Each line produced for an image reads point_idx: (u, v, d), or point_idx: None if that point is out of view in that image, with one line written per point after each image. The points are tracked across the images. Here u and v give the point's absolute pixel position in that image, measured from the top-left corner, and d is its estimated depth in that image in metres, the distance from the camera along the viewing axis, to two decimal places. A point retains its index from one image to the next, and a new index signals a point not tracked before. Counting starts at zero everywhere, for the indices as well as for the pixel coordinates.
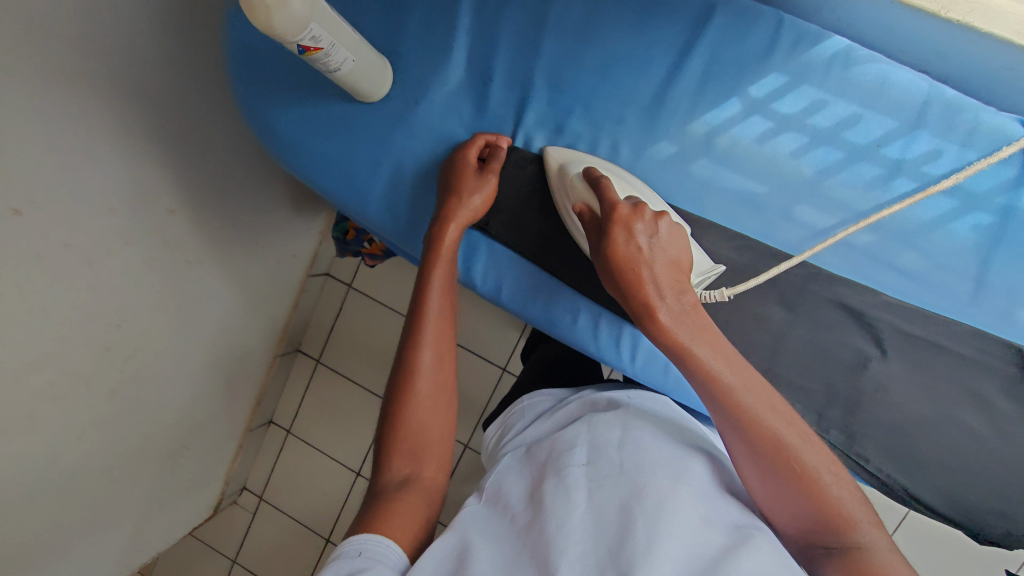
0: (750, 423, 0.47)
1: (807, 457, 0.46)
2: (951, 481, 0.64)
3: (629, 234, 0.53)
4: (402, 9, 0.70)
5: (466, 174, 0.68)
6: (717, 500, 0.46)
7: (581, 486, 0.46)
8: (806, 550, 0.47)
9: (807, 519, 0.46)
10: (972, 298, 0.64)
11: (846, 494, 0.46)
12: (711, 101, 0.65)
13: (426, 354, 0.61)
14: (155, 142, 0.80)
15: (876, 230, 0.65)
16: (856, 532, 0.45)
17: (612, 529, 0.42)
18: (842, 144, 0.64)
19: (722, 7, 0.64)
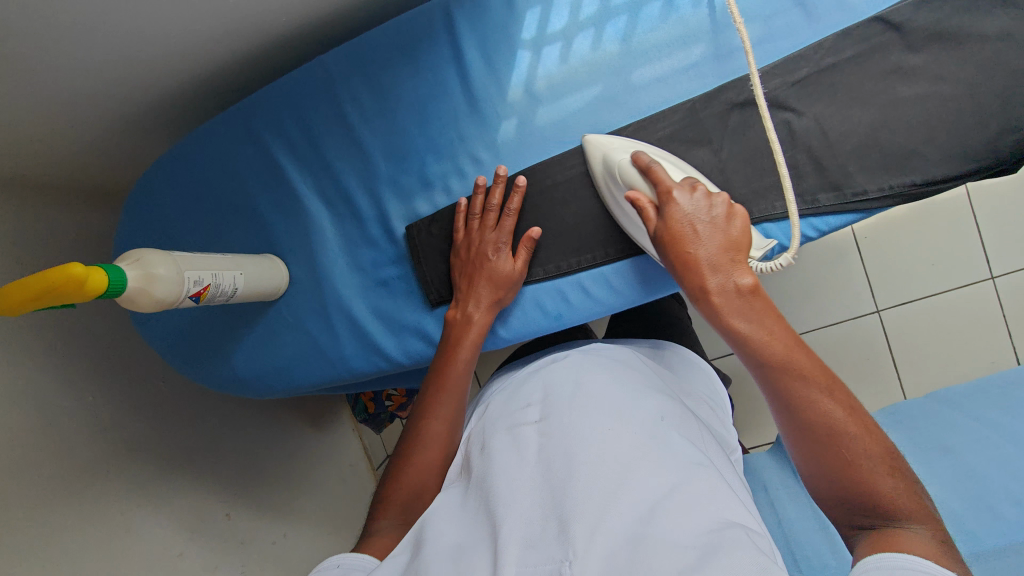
0: (801, 400, 0.50)
1: (864, 441, 0.48)
2: (938, 150, 0.63)
3: (681, 213, 0.58)
4: (252, 210, 0.77)
5: (498, 251, 0.70)
6: (661, 427, 0.52)
7: (529, 438, 0.54)
8: (853, 525, 0.48)
9: (851, 498, 0.47)
10: (812, 17, 0.66)
11: (898, 487, 0.46)
12: (506, 67, 0.70)
13: (438, 425, 0.65)
14: (139, 468, 0.91)
15: (701, 40, 0.67)
16: (900, 518, 0.45)
17: (552, 460, 0.49)
18: (618, 11, 0.68)
19: (454, 5, 0.70)
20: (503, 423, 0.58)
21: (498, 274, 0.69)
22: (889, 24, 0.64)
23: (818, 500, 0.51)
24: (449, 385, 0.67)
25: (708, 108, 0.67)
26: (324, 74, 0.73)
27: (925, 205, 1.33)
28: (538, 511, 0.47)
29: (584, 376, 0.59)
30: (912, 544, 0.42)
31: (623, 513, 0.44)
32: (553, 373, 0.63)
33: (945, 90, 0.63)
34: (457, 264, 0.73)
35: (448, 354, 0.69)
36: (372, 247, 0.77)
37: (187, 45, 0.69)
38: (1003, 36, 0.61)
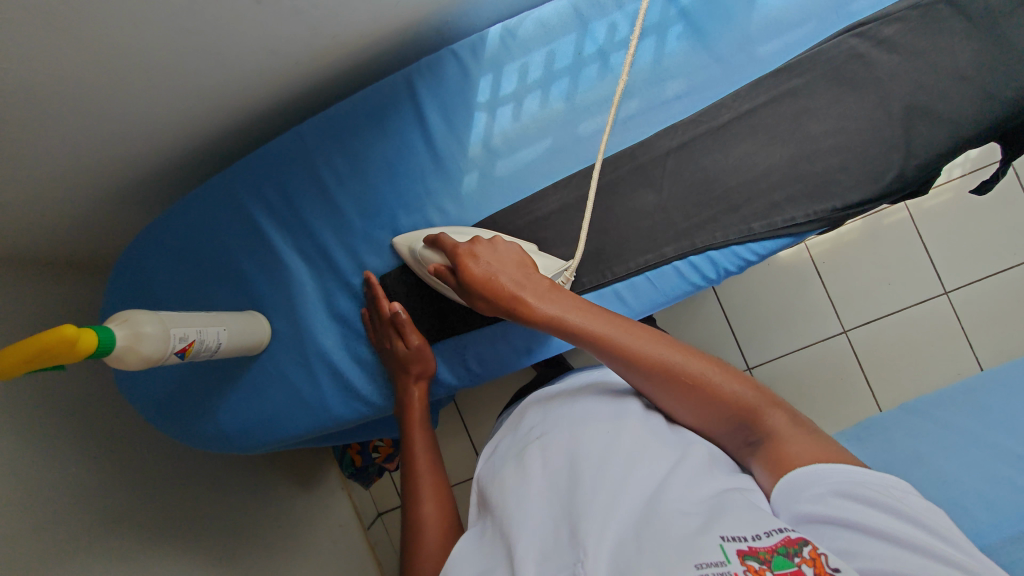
0: (638, 357, 0.59)
1: (696, 367, 0.58)
2: (850, 179, 0.72)
3: (481, 277, 0.64)
4: (234, 269, 0.82)
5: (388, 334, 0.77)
6: (655, 430, 0.59)
7: (536, 454, 0.60)
8: (737, 439, 0.59)
9: (725, 416, 0.58)
10: (726, 70, 0.74)
11: (735, 387, 0.58)
12: (465, 127, 0.78)
13: (429, 507, 0.68)
14: (124, 540, 0.90)
15: (635, 94, 0.75)
16: (762, 416, 0.57)
17: (561, 476, 0.56)
18: (561, 73, 0.76)
19: (415, 75, 0.78)
20: (516, 447, 0.64)
21: (399, 351, 0.77)
22: (794, 74, 0.73)
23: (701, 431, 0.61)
24: (429, 465, 0.72)
25: (646, 154, 0.75)
26: (299, 143, 0.80)
27: (873, 226, 1.42)
28: (553, 517, 0.52)
29: (579, 398, 0.67)
30: (792, 440, 0.54)
31: (634, 504, 0.50)
32: (548, 403, 0.70)
33: (847, 128, 0.72)
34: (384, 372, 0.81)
35: (407, 442, 0.75)
36: (349, 299, 0.82)
37: (171, 122, 0.75)
38: (889, 79, 0.71)
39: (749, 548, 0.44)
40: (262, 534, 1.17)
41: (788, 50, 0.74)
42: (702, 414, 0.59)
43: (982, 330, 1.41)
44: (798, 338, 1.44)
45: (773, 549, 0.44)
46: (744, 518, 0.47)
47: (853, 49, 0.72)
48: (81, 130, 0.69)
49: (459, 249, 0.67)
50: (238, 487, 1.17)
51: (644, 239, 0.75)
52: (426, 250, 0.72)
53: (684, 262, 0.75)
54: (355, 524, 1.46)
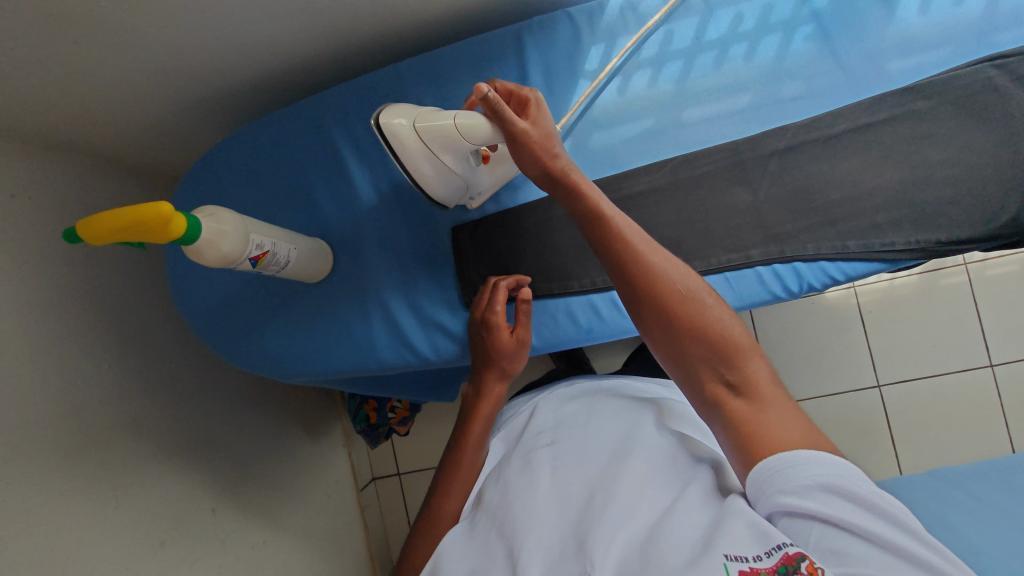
0: (638, 258, 0.58)
1: (696, 288, 0.58)
2: (960, 212, 0.68)
3: (543, 130, 0.61)
4: (307, 195, 0.81)
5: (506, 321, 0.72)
6: (666, 451, 0.61)
7: (543, 458, 0.62)
8: (714, 380, 0.56)
9: (709, 353, 0.56)
10: (849, 79, 0.70)
11: (727, 324, 0.56)
12: (566, 92, 0.76)
13: (452, 502, 0.67)
14: (144, 444, 0.90)
15: (748, 89, 0.73)
16: (747, 361, 0.55)
17: (568, 484, 0.58)
18: (675, 55, 0.74)
19: (525, 32, 0.76)
20: (524, 447, 0.66)
21: (500, 347, 0.73)
22: (922, 94, 0.69)
23: (676, 366, 0.58)
24: (465, 461, 0.70)
25: (749, 151, 0.73)
26: (393, 81, 0.79)
27: (930, 284, 1.37)
28: (555, 521, 0.54)
29: (594, 413, 0.69)
30: (771, 403, 0.54)
31: (635, 520, 0.51)
32: (559, 410, 0.73)
33: (966, 158, 0.68)
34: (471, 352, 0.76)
35: (462, 426, 0.75)
36: (414, 247, 0.79)
37: (278, 37, 0.74)
38: (1017, 118, 0.68)
39: (750, 569, 0.44)
40: (267, 472, 1.17)
41: (919, 71, 0.69)
42: (688, 340, 0.57)
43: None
44: (832, 382, 1.40)
45: (774, 570, 0.43)
46: (748, 534, 0.46)
47: (990, 80, 0.67)
48: (192, 26, 0.68)
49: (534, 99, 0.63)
50: (251, 421, 1.17)
51: (730, 236, 0.73)
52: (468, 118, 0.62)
53: (768, 268, 0.72)
54: (351, 483, 1.44)
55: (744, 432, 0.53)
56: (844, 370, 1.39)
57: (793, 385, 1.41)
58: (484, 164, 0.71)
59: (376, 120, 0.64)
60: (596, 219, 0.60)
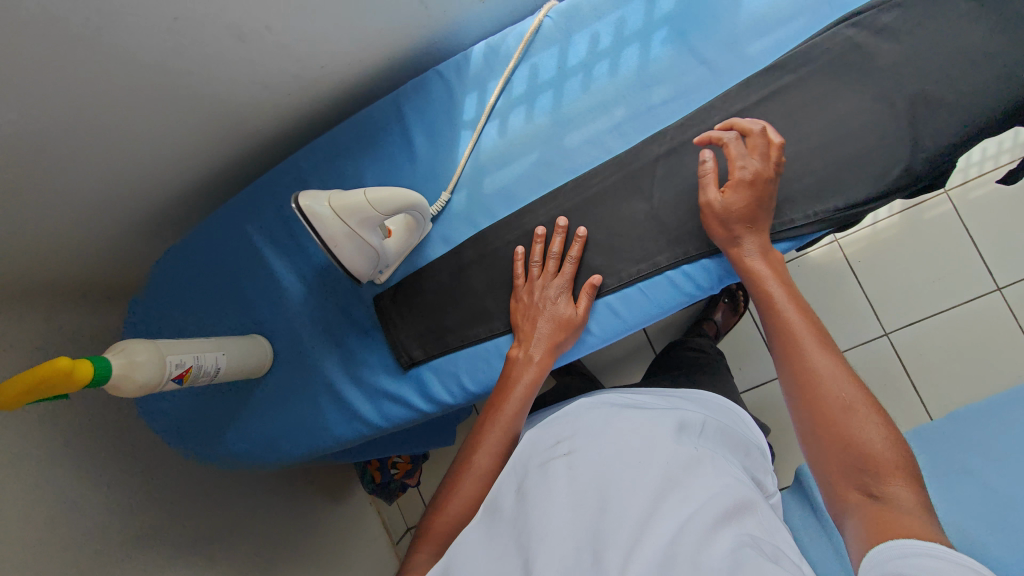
0: (800, 354, 0.60)
1: (861, 394, 0.55)
2: (855, 175, 0.67)
3: (724, 206, 0.66)
4: (240, 295, 0.84)
5: (558, 283, 0.73)
6: (692, 462, 0.52)
7: (555, 474, 0.52)
8: (857, 491, 0.52)
9: (856, 458, 0.53)
10: (713, 72, 0.71)
11: (881, 437, 0.53)
12: (452, 145, 0.78)
13: (483, 457, 0.64)
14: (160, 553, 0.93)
15: (621, 103, 0.74)
16: (895, 481, 0.51)
17: (581, 506, 0.49)
18: (543, 87, 0.76)
19: (402, 99, 0.79)
20: (534, 456, 0.57)
21: (559, 317, 0.72)
22: (788, 68, 0.68)
23: (821, 465, 0.56)
24: (502, 418, 0.67)
25: (635, 162, 0.73)
26: (296, 169, 0.82)
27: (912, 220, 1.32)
28: (565, 548, 0.46)
29: (614, 416, 0.59)
30: (903, 519, 0.48)
31: (652, 543, 0.44)
32: (578, 416, 0.61)
33: (849, 119, 0.67)
34: (516, 318, 0.75)
35: (503, 387, 0.70)
36: (346, 321, 0.81)
37: (181, 156, 0.79)
38: (888, 67, 0.66)
39: None
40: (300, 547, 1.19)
41: (779, 47, 0.69)
42: (829, 428, 0.55)
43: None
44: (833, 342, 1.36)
45: None
46: None
47: (848, 38, 0.66)
48: (88, 170, 0.73)
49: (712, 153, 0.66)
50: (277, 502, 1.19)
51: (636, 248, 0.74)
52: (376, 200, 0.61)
53: (677, 272, 0.73)
54: (385, 538, 1.44)
55: (873, 529, 0.48)
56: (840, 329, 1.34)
57: None
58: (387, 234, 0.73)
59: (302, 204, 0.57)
60: (769, 307, 0.64)
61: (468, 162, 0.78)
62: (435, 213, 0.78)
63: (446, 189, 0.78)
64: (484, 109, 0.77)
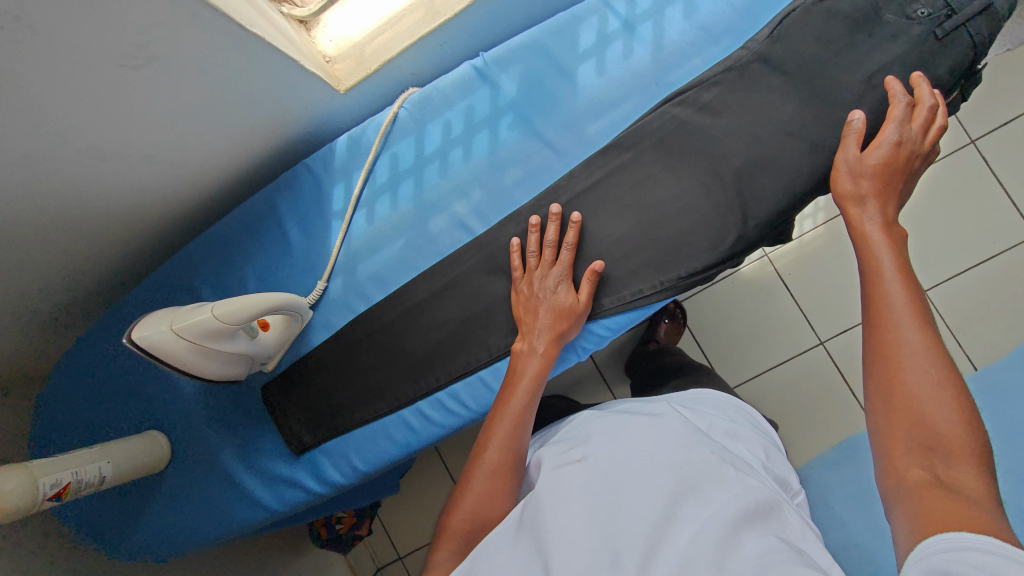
0: (886, 322, 0.54)
1: (934, 370, 0.49)
2: (695, 245, 0.71)
3: (856, 163, 0.63)
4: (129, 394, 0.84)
5: (559, 273, 0.71)
6: (707, 467, 0.53)
7: (568, 480, 0.55)
8: (916, 465, 0.47)
9: (925, 431, 0.47)
10: (558, 154, 0.74)
11: (949, 416, 0.47)
12: (325, 236, 0.81)
13: (493, 453, 0.62)
14: None
15: (477, 185, 0.77)
16: (958, 461, 0.45)
17: (594, 505, 0.51)
18: (405, 175, 0.79)
19: (275, 194, 0.82)
20: (548, 460, 0.60)
21: (559, 308, 0.70)
22: (623, 147, 0.72)
23: (880, 429, 0.51)
24: (511, 411, 0.65)
25: (494, 242, 0.76)
26: (180, 272, 0.83)
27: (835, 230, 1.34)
28: (580, 543, 0.48)
29: (627, 424, 0.61)
30: (961, 502, 0.43)
31: (668, 550, 0.46)
32: (599, 420, 0.64)
33: (684, 193, 0.71)
34: (518, 308, 0.73)
35: (509, 382, 0.69)
36: (241, 412, 0.84)
37: (70, 284, 0.80)
38: (714, 142, 0.69)
39: None
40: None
41: (614, 128, 0.73)
42: (894, 402, 0.50)
43: (977, 327, 1.11)
44: (770, 354, 1.34)
45: None
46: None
47: (675, 117, 0.70)
48: None
49: (903, 113, 0.62)
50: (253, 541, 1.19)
51: (502, 323, 0.76)
52: (222, 316, 0.63)
53: None
54: None
55: (910, 515, 0.45)
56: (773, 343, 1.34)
57: (735, 367, 1.35)
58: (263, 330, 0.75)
59: (129, 340, 0.61)
60: (875, 273, 0.58)
61: (339, 251, 0.80)
62: (313, 301, 0.80)
63: (321, 280, 0.80)
64: (350, 199, 0.80)
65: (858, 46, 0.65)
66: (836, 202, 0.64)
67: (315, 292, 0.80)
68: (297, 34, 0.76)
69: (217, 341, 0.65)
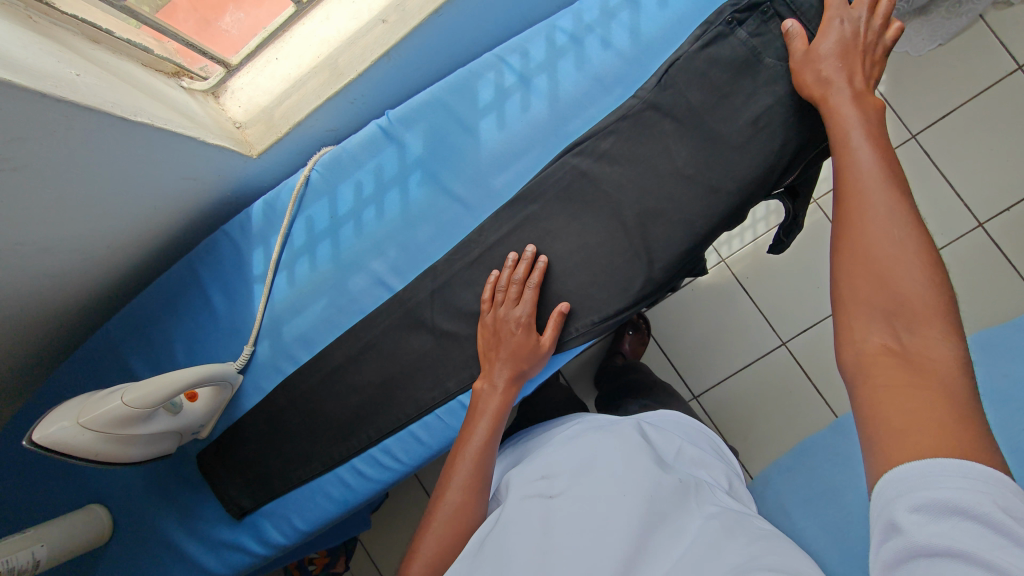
0: (852, 191, 0.51)
1: (909, 241, 0.46)
2: (605, 288, 0.72)
3: (810, 62, 0.60)
4: (64, 473, 0.83)
5: (523, 306, 0.70)
6: (670, 500, 0.52)
7: (534, 518, 0.52)
8: (879, 333, 0.44)
9: (895, 300, 0.44)
10: (468, 207, 0.75)
11: (924, 284, 0.44)
12: (248, 300, 0.82)
13: (454, 491, 0.61)
14: None
15: (393, 242, 0.77)
16: (927, 325, 0.42)
17: (568, 544, 0.49)
18: (321, 236, 0.79)
19: (196, 262, 0.82)
20: (517, 490, 0.57)
21: (522, 344, 0.68)
22: (529, 198, 0.73)
23: (842, 308, 0.48)
24: (472, 449, 0.64)
25: (412, 297, 0.77)
26: (108, 342, 0.82)
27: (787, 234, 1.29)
28: None
29: (593, 452, 0.59)
30: (930, 373, 0.40)
31: None
32: (565, 447, 0.62)
33: (590, 240, 0.72)
34: (485, 338, 0.72)
35: (470, 418, 0.68)
36: (176, 478, 0.83)
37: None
38: (616, 190, 0.71)
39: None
40: None
41: (519, 180, 0.74)
42: (860, 270, 0.47)
43: None
44: (734, 359, 1.30)
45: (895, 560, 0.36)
46: None
47: (576, 167, 0.72)
48: None
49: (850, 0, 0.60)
50: None
51: (427, 376, 0.77)
52: (130, 402, 0.63)
53: (467, 395, 0.76)
54: None
55: (864, 402, 0.43)
56: (733, 351, 1.30)
57: (697, 375, 1.32)
58: (194, 400, 0.75)
59: (31, 437, 0.61)
60: (840, 149, 0.55)
61: (262, 316, 0.81)
62: (241, 366, 0.81)
63: (245, 346, 0.81)
64: (268, 263, 0.80)
65: (740, 91, 0.67)
66: (800, 94, 0.61)
67: (241, 358, 0.80)
68: (202, 105, 0.77)
69: (135, 426, 0.65)
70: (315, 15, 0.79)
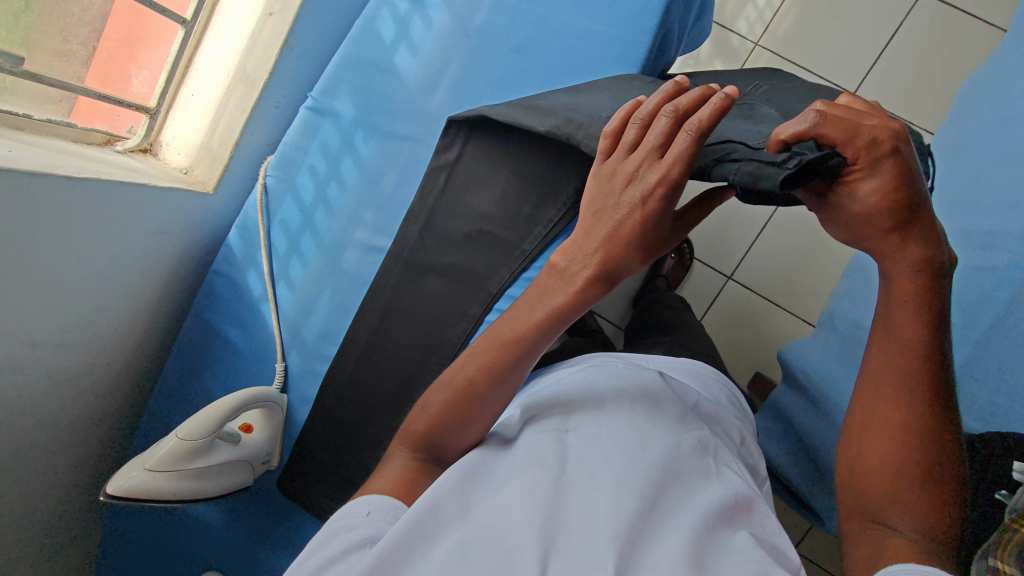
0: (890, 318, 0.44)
1: (925, 433, 0.43)
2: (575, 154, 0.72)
3: (848, 206, 0.41)
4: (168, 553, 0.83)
5: (655, 156, 0.47)
6: (690, 457, 0.48)
7: (552, 449, 0.48)
8: (861, 520, 0.46)
9: (886, 489, 0.44)
10: (418, 142, 0.76)
11: (915, 497, 0.43)
12: (262, 322, 0.82)
13: (475, 363, 0.53)
14: None
15: (364, 206, 0.78)
16: (901, 522, 0.44)
17: (585, 489, 0.45)
18: (299, 233, 0.80)
19: (202, 309, 0.84)
20: (529, 425, 0.52)
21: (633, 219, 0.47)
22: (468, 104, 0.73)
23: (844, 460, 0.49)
24: (502, 335, 0.54)
25: (405, 246, 0.77)
26: (156, 416, 0.84)
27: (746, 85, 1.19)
28: (560, 534, 0.42)
29: (615, 392, 0.54)
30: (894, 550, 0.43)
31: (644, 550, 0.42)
32: (584, 381, 0.57)
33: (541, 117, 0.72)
34: (593, 187, 0.50)
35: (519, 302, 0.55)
36: (271, 513, 0.83)
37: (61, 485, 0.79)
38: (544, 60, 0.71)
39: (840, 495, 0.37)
40: None
41: (452, 94, 0.74)
42: (871, 448, 0.45)
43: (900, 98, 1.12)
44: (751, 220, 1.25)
45: None
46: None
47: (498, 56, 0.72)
48: None
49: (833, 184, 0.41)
50: None
51: (451, 313, 0.77)
52: (189, 432, 0.65)
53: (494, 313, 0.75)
54: None
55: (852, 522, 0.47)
56: (744, 215, 1.25)
57: (722, 249, 1.27)
58: (249, 430, 0.76)
59: (106, 492, 0.62)
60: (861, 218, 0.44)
61: (279, 329, 0.81)
62: (281, 385, 0.81)
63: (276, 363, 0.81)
64: (263, 279, 0.81)
65: None
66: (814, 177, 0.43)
67: (279, 375, 0.81)
68: (142, 161, 0.79)
69: (199, 458, 0.67)
70: (209, 39, 0.80)
